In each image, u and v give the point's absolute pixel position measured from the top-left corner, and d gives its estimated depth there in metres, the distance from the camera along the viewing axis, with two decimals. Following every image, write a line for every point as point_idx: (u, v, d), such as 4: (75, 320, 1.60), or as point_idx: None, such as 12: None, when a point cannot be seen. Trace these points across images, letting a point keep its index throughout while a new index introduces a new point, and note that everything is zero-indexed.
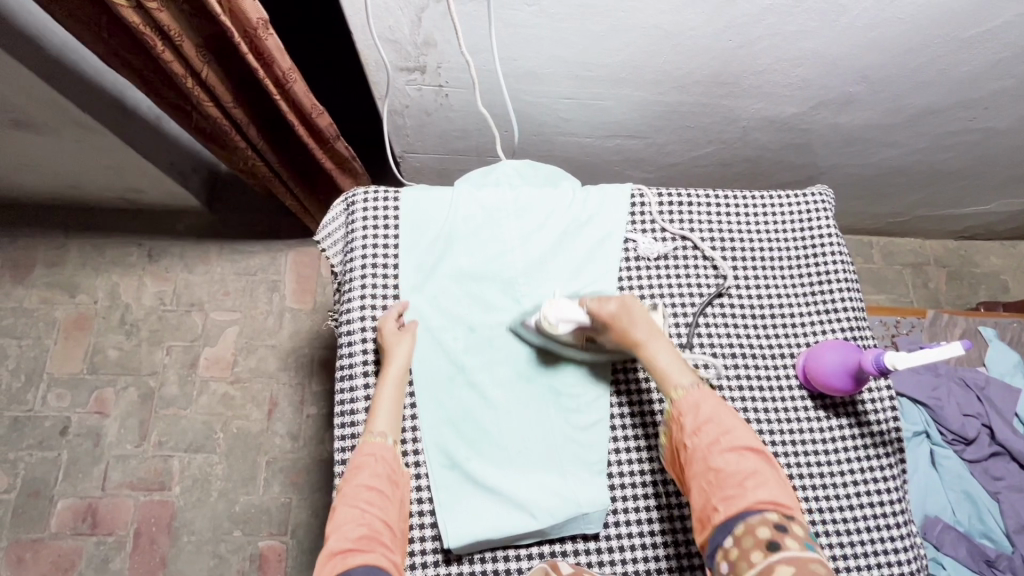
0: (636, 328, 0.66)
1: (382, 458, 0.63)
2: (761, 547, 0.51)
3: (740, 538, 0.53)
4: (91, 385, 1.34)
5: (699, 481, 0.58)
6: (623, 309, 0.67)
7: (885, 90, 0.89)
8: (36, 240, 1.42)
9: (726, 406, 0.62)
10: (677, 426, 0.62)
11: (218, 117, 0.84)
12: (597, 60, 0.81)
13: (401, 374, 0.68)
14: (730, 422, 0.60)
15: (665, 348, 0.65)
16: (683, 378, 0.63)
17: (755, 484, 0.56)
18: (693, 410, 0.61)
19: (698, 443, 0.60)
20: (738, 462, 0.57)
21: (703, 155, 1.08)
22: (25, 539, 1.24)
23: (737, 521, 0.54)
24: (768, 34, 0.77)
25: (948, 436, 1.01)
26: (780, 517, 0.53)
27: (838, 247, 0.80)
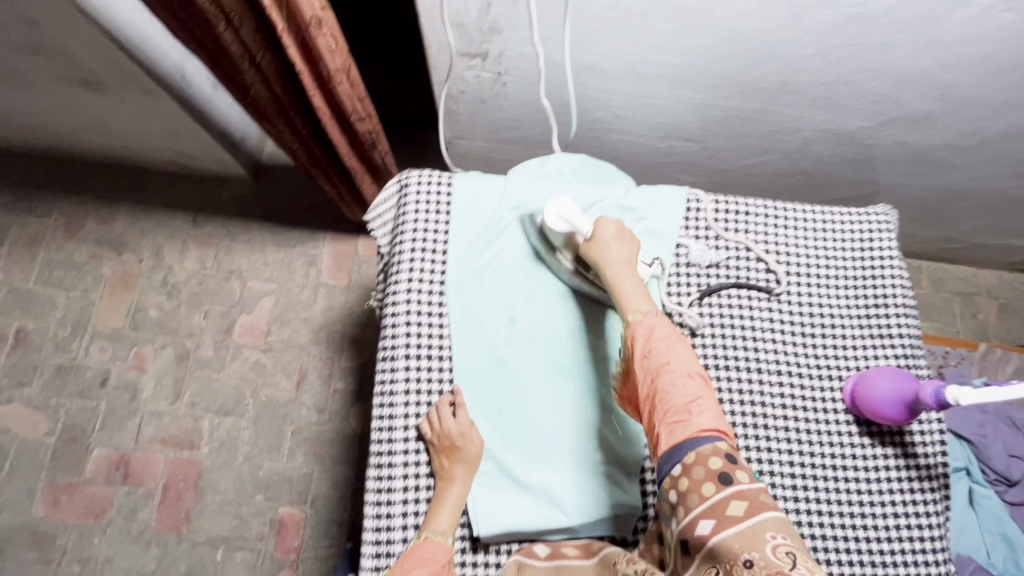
0: (620, 250, 0.68)
1: (438, 561, 0.61)
2: (713, 479, 0.53)
3: (692, 469, 0.55)
4: (131, 341, 1.38)
5: (647, 408, 0.60)
6: (619, 231, 0.70)
7: (964, 110, 0.84)
8: (89, 196, 1.46)
9: (679, 336, 0.63)
10: (631, 353, 0.62)
11: (267, 98, 0.85)
12: (664, 59, 0.79)
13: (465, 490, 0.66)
14: (680, 349, 0.61)
15: (637, 277, 0.67)
16: (640, 303, 0.65)
17: (701, 412, 0.57)
18: (647, 339, 0.61)
19: (650, 374, 0.60)
20: (685, 389, 0.58)
21: (758, 164, 1.05)
22: (61, 482, 1.29)
23: (688, 453, 0.55)
24: (848, 44, 0.73)
25: (991, 476, 0.98)
26: (728, 447, 0.56)
27: (898, 271, 0.77)
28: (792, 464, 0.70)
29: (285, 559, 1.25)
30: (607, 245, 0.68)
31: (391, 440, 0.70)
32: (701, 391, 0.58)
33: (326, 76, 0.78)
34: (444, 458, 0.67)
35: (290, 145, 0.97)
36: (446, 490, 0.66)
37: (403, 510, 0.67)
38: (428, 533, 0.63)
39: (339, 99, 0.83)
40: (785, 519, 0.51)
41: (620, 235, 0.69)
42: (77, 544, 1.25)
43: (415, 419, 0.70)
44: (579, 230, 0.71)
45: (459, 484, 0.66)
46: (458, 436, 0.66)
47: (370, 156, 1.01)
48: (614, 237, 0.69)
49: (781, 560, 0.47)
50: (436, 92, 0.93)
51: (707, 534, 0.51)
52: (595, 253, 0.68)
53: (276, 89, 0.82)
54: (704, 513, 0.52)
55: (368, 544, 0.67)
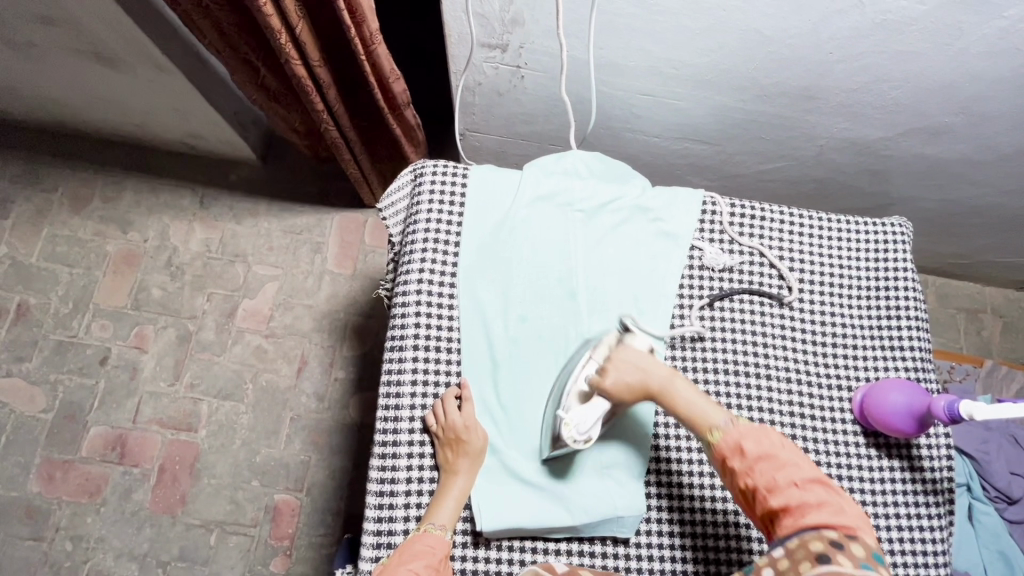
0: (650, 372, 0.65)
1: (437, 554, 0.60)
2: (813, 560, 0.51)
3: (794, 552, 0.52)
4: (133, 320, 1.37)
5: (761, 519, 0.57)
6: (631, 358, 0.65)
7: (985, 124, 0.84)
8: (96, 173, 1.45)
9: (778, 437, 0.59)
10: (728, 469, 0.60)
11: (303, 76, 0.83)
12: (685, 59, 0.79)
13: (467, 487, 0.65)
14: (784, 453, 0.58)
15: (688, 387, 0.64)
16: (717, 418, 0.61)
17: (815, 512, 0.54)
18: (741, 450, 0.59)
19: (755, 481, 0.57)
20: (799, 494, 0.55)
21: (772, 170, 1.04)
22: (57, 459, 1.28)
23: (791, 539, 0.53)
24: (874, 51, 0.73)
25: (992, 493, 0.97)
26: (838, 536, 0.52)
27: (912, 283, 0.77)
28: None
29: (278, 546, 1.25)
30: (630, 376, 0.64)
31: (396, 430, 0.69)
32: (813, 495, 0.55)
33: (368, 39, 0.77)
34: (448, 450, 0.66)
35: (325, 127, 0.96)
36: (447, 483, 0.65)
37: (405, 500, 0.67)
38: (429, 524, 0.63)
39: (380, 64, 0.82)
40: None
41: (624, 367, 0.65)
42: (70, 521, 1.25)
43: (421, 410, 0.70)
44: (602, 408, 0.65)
45: (462, 477, 0.65)
46: (463, 429, 0.66)
47: (405, 118, 0.99)
48: (635, 367, 0.65)
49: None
50: (453, 83, 0.92)
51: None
52: (633, 390, 0.64)
53: (312, 60, 0.81)
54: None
55: (368, 534, 0.66)
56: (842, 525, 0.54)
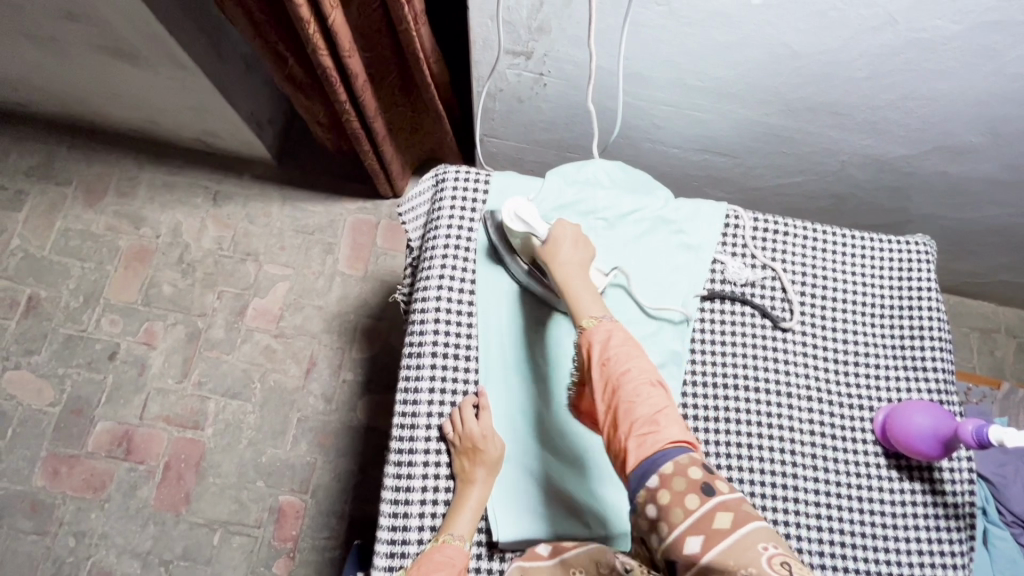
0: (575, 253, 0.65)
1: (456, 566, 0.59)
2: (695, 490, 0.50)
3: (671, 480, 0.50)
4: (142, 316, 1.37)
5: (612, 422, 0.55)
6: (574, 235, 0.67)
7: (1011, 145, 0.83)
8: (111, 168, 1.45)
9: (633, 338, 0.59)
10: (586, 360, 0.58)
11: (329, 67, 0.85)
12: (711, 72, 0.78)
13: (483, 498, 0.64)
14: (639, 356, 0.58)
15: (587, 278, 0.64)
16: (596, 309, 0.61)
17: (671, 423, 0.54)
18: (605, 341, 0.58)
19: (610, 379, 0.56)
20: (652, 398, 0.54)
21: (791, 184, 1.04)
22: (62, 454, 1.28)
23: (665, 463, 0.51)
24: (904, 69, 0.72)
25: (1007, 518, 0.95)
26: (704, 457, 0.53)
27: (936, 303, 0.76)
28: (817, 492, 0.69)
29: (282, 547, 1.24)
30: (560, 247, 0.66)
31: (412, 438, 0.68)
32: (663, 399, 0.55)
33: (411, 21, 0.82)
34: (464, 460, 0.65)
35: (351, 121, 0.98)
36: (464, 494, 0.64)
37: (420, 509, 0.66)
38: (447, 536, 0.62)
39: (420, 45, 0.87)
40: (771, 528, 0.49)
41: (567, 236, 0.66)
42: (74, 517, 1.24)
43: (438, 418, 0.69)
44: (535, 232, 0.68)
45: (479, 487, 0.64)
46: (480, 438, 0.65)
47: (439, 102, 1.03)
48: (571, 241, 0.66)
49: (778, 571, 0.44)
50: (475, 89, 0.91)
51: (698, 551, 0.47)
52: (551, 258, 0.65)
53: (342, 50, 0.82)
54: (693, 529, 0.48)
55: (382, 544, 0.65)
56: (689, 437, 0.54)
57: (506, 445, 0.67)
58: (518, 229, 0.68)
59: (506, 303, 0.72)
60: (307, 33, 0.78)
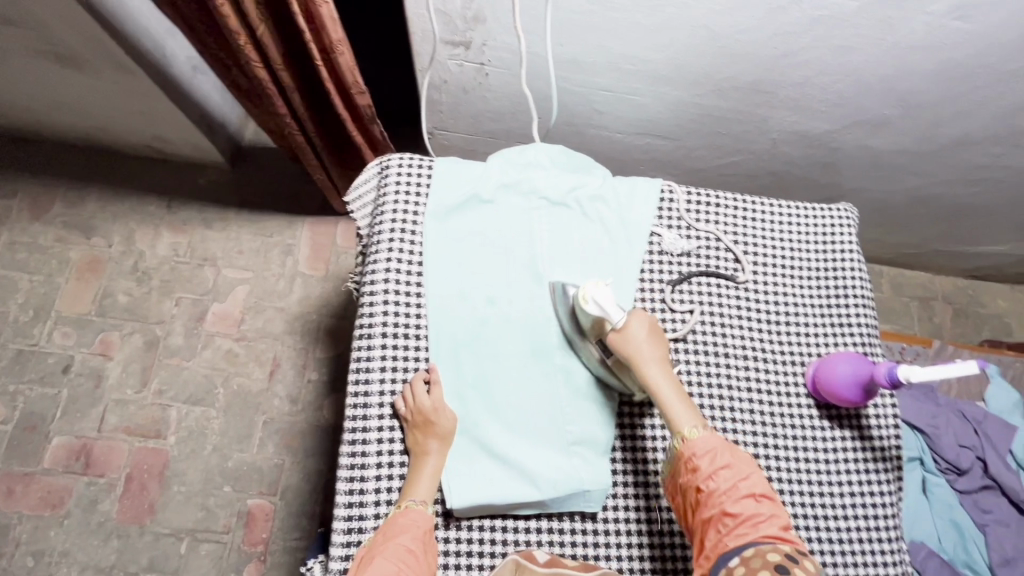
0: (653, 350, 0.67)
1: (420, 527, 0.62)
2: (770, 568, 0.53)
3: (750, 559, 0.54)
4: (97, 327, 1.34)
5: (712, 523, 0.59)
6: (652, 326, 0.68)
7: (920, 116, 0.90)
8: (57, 178, 1.42)
9: (739, 453, 0.63)
10: (690, 468, 0.62)
11: (264, 79, 0.86)
12: (640, 55, 0.82)
13: (440, 465, 0.67)
14: (744, 467, 0.61)
15: (671, 378, 0.67)
16: (689, 420, 0.64)
17: (769, 524, 0.57)
18: (707, 452, 0.62)
19: (715, 486, 0.60)
20: (756, 507, 0.58)
21: (730, 164, 1.09)
22: (17, 472, 1.24)
23: (747, 547, 0.55)
24: (814, 45, 0.78)
25: (941, 465, 1.02)
26: (792, 552, 0.55)
27: (858, 265, 0.81)
28: (755, 444, 0.73)
29: (252, 551, 1.23)
30: (639, 345, 0.67)
31: (366, 417, 0.70)
32: (764, 506, 0.58)
33: (329, 47, 0.81)
34: (417, 433, 0.67)
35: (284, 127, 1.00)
36: (421, 463, 0.66)
37: (375, 485, 0.68)
38: (408, 502, 0.64)
39: (340, 71, 0.85)
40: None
41: (649, 333, 0.67)
42: (32, 535, 1.21)
43: (390, 396, 0.70)
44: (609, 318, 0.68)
45: (434, 457, 0.67)
46: (431, 410, 0.67)
47: (370, 132, 1.03)
48: (646, 336, 0.67)
49: None
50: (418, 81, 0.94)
51: None
52: (626, 350, 0.67)
53: (270, 60, 0.83)
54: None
55: (340, 520, 0.67)
56: (791, 542, 0.57)
57: (458, 415, 0.70)
58: (593, 312, 0.68)
59: (451, 314, 0.73)
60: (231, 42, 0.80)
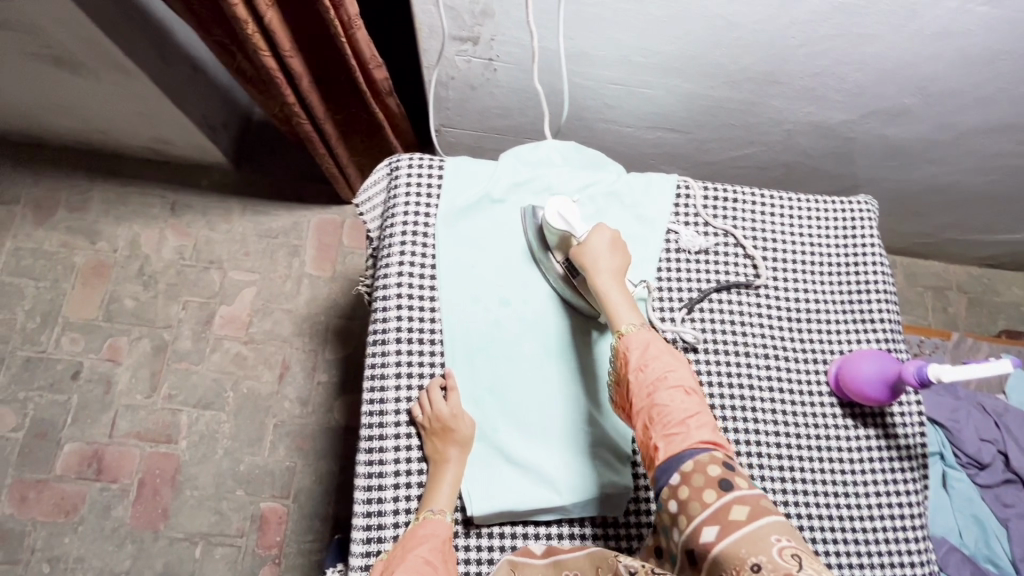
0: (612, 260, 0.67)
1: (439, 537, 0.61)
2: (714, 486, 0.53)
3: (692, 476, 0.54)
4: (105, 332, 1.33)
5: (643, 419, 0.59)
6: (615, 239, 0.69)
7: (941, 103, 0.87)
8: (60, 182, 1.41)
9: (671, 348, 0.63)
10: (623, 363, 0.62)
11: (274, 68, 0.84)
12: (653, 47, 0.80)
13: (458, 474, 0.65)
14: (674, 363, 0.61)
15: (625, 289, 0.67)
16: (633, 322, 0.64)
17: (699, 425, 0.57)
18: (641, 348, 0.62)
19: (643, 379, 0.60)
20: (683, 402, 0.58)
21: (743, 156, 1.07)
22: (29, 479, 1.24)
23: (686, 460, 0.55)
24: (833, 34, 0.75)
25: (962, 459, 1.00)
26: (725, 457, 0.56)
27: (880, 258, 0.80)
28: (778, 445, 0.71)
29: (266, 554, 1.23)
30: (598, 254, 0.68)
31: (382, 425, 0.69)
32: (694, 404, 0.58)
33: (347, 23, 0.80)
34: (435, 440, 0.66)
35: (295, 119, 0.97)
36: (439, 472, 0.65)
37: (394, 494, 0.67)
38: (427, 512, 0.63)
39: (359, 46, 0.84)
40: (788, 523, 0.50)
41: (610, 244, 0.69)
42: (46, 542, 1.21)
43: (406, 402, 0.69)
44: (574, 232, 0.70)
45: (453, 464, 0.65)
46: (450, 418, 0.66)
47: (387, 105, 1.01)
48: (607, 246, 0.68)
49: (787, 561, 0.46)
50: (425, 77, 0.92)
51: (711, 539, 0.50)
52: (585, 258, 0.68)
53: (283, 48, 0.81)
54: (709, 519, 0.51)
55: (358, 530, 0.66)
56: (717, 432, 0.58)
57: (476, 419, 0.69)
58: (559, 226, 0.69)
59: (465, 318, 0.72)
60: (247, 33, 0.78)
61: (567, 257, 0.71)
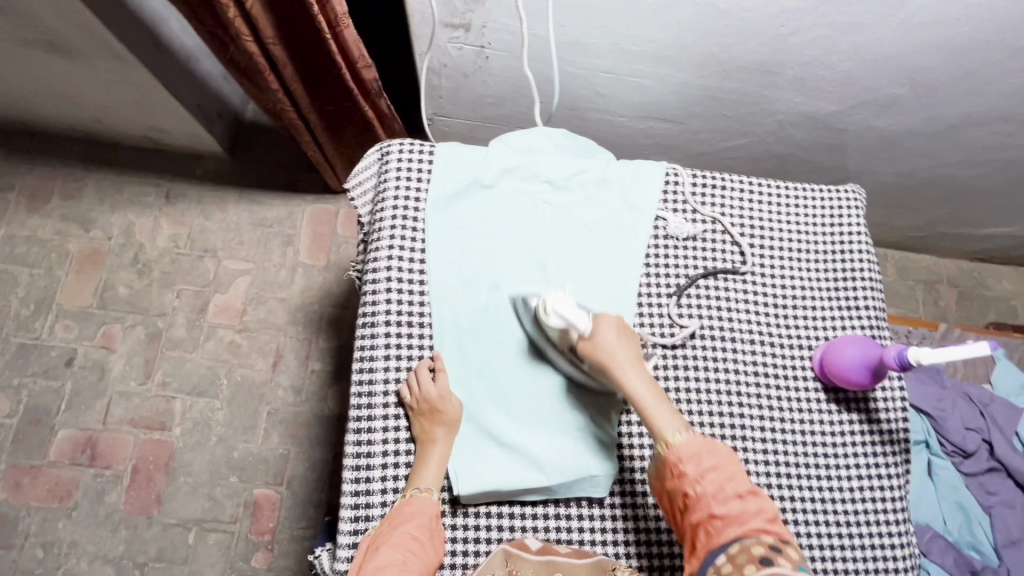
0: (624, 353, 0.65)
1: (426, 514, 0.62)
2: (756, 561, 0.51)
3: (737, 555, 0.52)
4: (99, 320, 1.34)
5: (699, 523, 0.57)
6: (620, 328, 0.67)
7: (929, 94, 0.88)
8: (54, 170, 1.41)
9: (724, 451, 0.60)
10: (676, 473, 0.59)
11: (255, 54, 0.85)
12: (643, 35, 0.80)
13: (445, 454, 0.66)
14: (729, 466, 0.59)
15: (648, 379, 0.65)
16: (670, 422, 0.62)
17: (753, 519, 0.55)
18: (693, 458, 0.59)
19: (701, 490, 0.58)
20: (742, 507, 0.56)
21: (734, 147, 1.07)
22: (23, 465, 1.25)
23: (732, 543, 0.54)
24: (822, 23, 0.76)
25: (948, 448, 1.02)
26: (776, 541, 0.53)
27: (866, 246, 0.80)
28: (762, 429, 0.72)
29: (259, 540, 1.23)
30: (611, 350, 0.65)
31: (371, 406, 0.70)
32: (753, 506, 0.56)
33: (334, 20, 0.81)
34: (423, 420, 0.67)
35: (281, 105, 0.98)
36: (427, 451, 0.66)
37: (382, 473, 0.67)
38: (413, 490, 0.64)
39: (346, 45, 0.86)
40: None
41: (618, 337, 0.66)
42: (40, 527, 1.22)
43: (395, 384, 0.70)
44: (576, 328, 0.66)
45: (440, 444, 0.66)
46: (438, 399, 0.67)
47: (377, 105, 1.03)
48: (616, 340, 0.66)
49: None
50: (417, 64, 0.92)
51: None
52: (600, 358, 0.65)
53: (265, 37, 0.82)
54: None
55: (347, 508, 0.67)
56: (778, 533, 0.55)
57: (463, 400, 0.69)
58: (559, 325, 0.66)
59: (454, 302, 0.72)
60: (231, 18, 0.78)
61: (574, 350, 0.68)
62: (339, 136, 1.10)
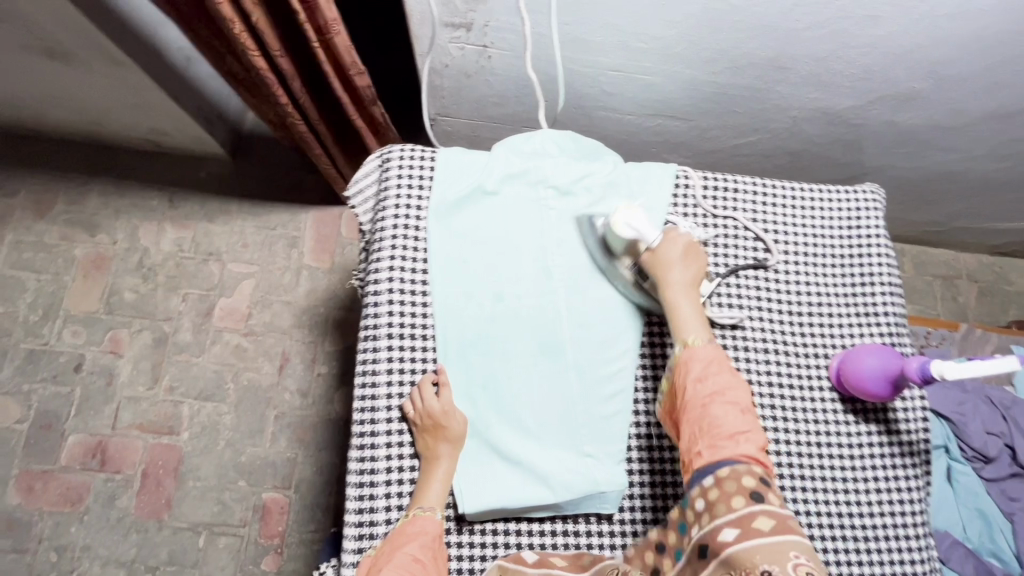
0: (683, 270, 0.67)
1: (429, 535, 0.60)
2: (744, 494, 0.53)
3: (725, 482, 0.54)
4: (106, 325, 1.34)
5: (692, 427, 0.58)
6: (687, 248, 0.69)
7: (952, 88, 0.84)
8: (59, 174, 1.41)
9: (734, 370, 0.61)
10: (682, 374, 0.61)
11: (263, 68, 0.82)
12: (651, 32, 0.77)
13: (449, 472, 0.65)
14: (735, 383, 0.60)
15: (695, 301, 0.66)
16: (699, 333, 0.63)
17: (747, 442, 0.57)
18: (703, 365, 0.60)
19: (699, 395, 0.59)
20: (737, 422, 0.57)
21: (746, 144, 1.04)
22: (35, 470, 1.26)
23: (723, 468, 0.55)
24: (839, 16, 0.72)
25: (968, 453, 0.99)
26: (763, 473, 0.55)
27: (885, 249, 0.77)
28: (777, 441, 0.70)
29: (269, 544, 1.24)
30: (671, 263, 0.68)
31: (374, 421, 0.68)
32: (746, 424, 0.57)
33: (323, 27, 0.76)
34: (427, 437, 0.66)
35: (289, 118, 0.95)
36: (431, 468, 0.65)
37: (386, 490, 0.66)
38: (417, 509, 0.63)
39: (339, 53, 0.81)
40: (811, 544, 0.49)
41: (681, 252, 0.68)
42: (53, 531, 1.23)
43: (398, 399, 0.69)
44: (645, 239, 0.69)
45: (444, 462, 0.65)
46: (442, 414, 0.65)
47: (370, 114, 0.98)
48: (680, 256, 0.68)
49: None
50: (418, 65, 0.89)
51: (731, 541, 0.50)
52: (658, 266, 0.68)
53: (272, 49, 0.79)
54: (731, 521, 0.52)
55: (350, 526, 0.66)
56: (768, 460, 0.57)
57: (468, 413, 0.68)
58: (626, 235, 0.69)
59: (457, 313, 0.70)
60: (235, 33, 0.75)
61: (636, 262, 0.70)
62: (349, 143, 1.08)
